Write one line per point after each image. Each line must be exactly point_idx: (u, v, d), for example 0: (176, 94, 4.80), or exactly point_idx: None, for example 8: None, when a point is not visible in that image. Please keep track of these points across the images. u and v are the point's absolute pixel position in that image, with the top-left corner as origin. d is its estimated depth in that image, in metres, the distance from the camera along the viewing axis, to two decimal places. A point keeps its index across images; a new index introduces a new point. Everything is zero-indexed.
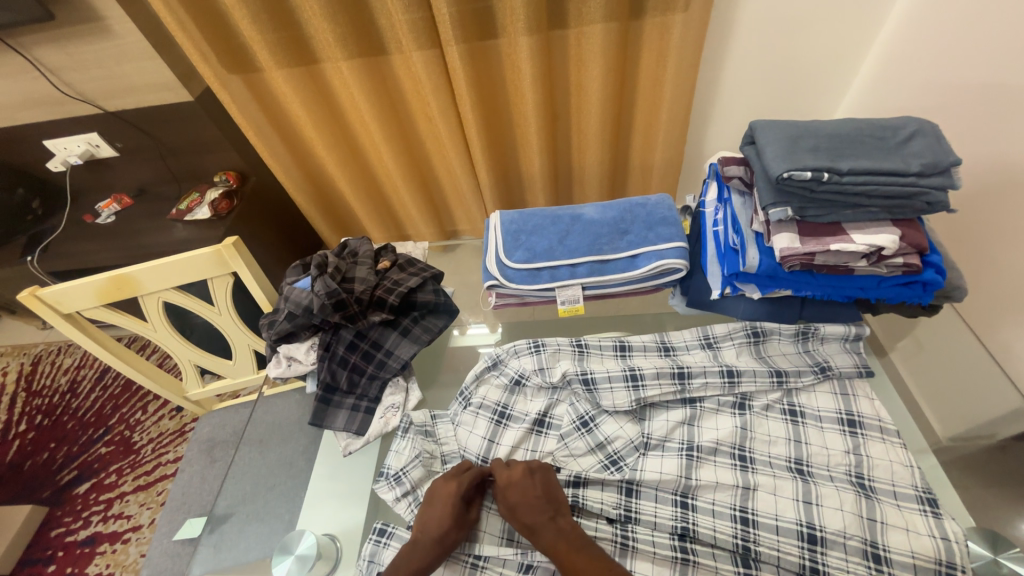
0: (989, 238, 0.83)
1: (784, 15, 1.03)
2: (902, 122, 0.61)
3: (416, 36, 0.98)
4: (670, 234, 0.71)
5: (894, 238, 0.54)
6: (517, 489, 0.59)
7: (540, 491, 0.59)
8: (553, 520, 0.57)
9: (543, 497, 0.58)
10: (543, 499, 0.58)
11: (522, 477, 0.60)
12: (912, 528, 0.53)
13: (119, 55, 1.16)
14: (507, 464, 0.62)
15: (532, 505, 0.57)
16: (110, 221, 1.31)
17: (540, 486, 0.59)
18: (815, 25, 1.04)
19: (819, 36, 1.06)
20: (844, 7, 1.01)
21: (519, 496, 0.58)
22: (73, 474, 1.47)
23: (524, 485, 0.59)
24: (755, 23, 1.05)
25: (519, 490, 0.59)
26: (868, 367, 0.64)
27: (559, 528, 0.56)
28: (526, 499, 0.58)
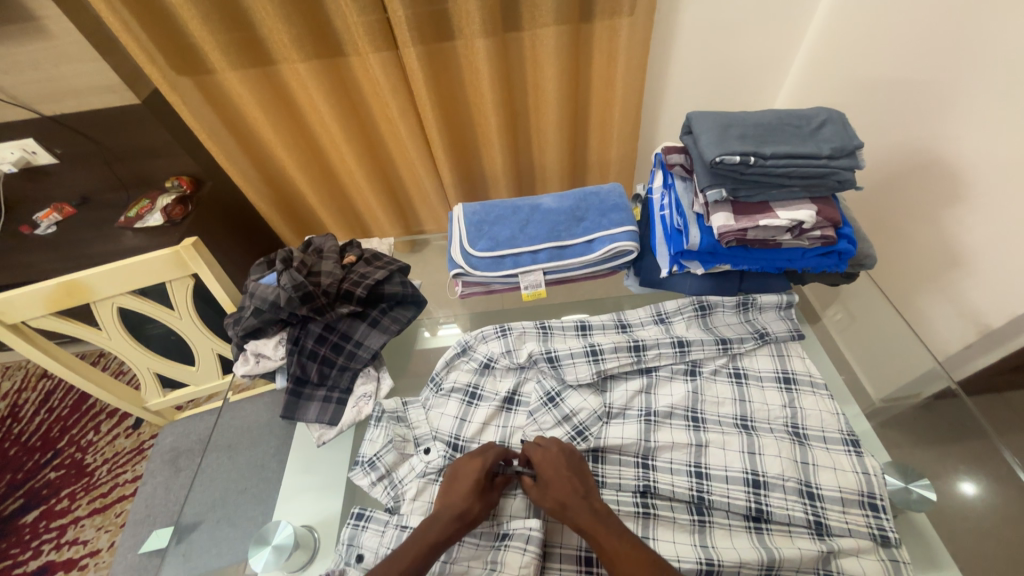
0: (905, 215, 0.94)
1: (719, 19, 1.12)
2: (815, 112, 0.69)
3: (372, 37, 1.00)
4: (621, 219, 0.77)
5: (811, 212, 0.62)
6: (548, 466, 0.60)
7: (571, 470, 0.60)
8: (586, 499, 0.57)
9: (574, 476, 0.59)
10: (573, 477, 0.59)
11: (552, 455, 0.61)
12: (839, 466, 0.60)
13: (56, 57, 1.14)
14: (537, 442, 0.63)
15: (565, 485, 0.58)
16: (50, 232, 1.23)
17: (570, 464, 0.60)
18: (747, 29, 1.14)
19: (751, 40, 1.16)
20: (773, 12, 1.11)
21: (552, 472, 0.60)
22: (18, 503, 1.38)
23: (556, 462, 0.60)
24: (695, 26, 1.13)
25: (552, 467, 0.60)
26: (800, 331, 0.71)
27: (591, 507, 0.57)
28: (559, 479, 0.59)
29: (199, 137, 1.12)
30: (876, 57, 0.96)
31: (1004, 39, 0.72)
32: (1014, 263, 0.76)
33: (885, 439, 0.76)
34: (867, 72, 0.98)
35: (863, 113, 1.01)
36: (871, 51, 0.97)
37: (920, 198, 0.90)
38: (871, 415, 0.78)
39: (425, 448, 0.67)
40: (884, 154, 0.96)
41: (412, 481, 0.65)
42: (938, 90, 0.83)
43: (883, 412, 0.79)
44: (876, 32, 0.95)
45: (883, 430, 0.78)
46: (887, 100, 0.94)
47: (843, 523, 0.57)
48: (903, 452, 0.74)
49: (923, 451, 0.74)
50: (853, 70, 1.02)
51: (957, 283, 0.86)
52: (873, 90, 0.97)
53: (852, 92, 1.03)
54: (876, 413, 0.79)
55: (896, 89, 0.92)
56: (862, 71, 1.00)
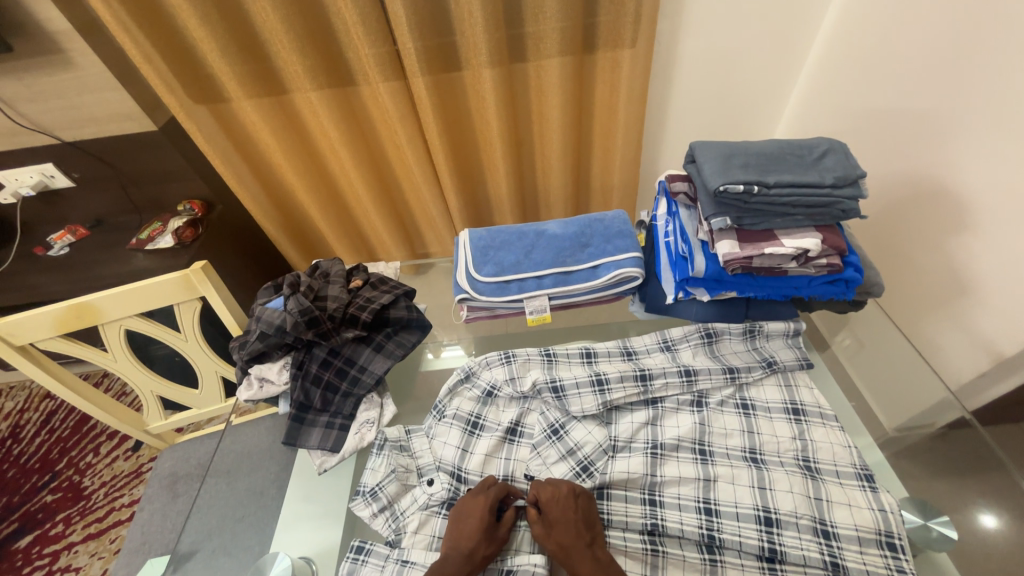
0: (912, 241, 0.93)
1: (719, 52, 1.15)
2: (817, 141, 0.70)
3: (382, 68, 1.03)
4: (626, 246, 0.77)
5: (816, 241, 0.62)
6: (555, 507, 0.59)
7: (578, 513, 0.58)
8: (589, 547, 0.56)
9: (580, 520, 0.58)
10: (579, 522, 0.57)
11: (561, 496, 0.59)
12: (854, 503, 0.58)
13: (79, 86, 1.18)
14: (545, 481, 0.63)
15: (569, 529, 0.57)
16: (62, 253, 1.26)
17: (578, 506, 0.59)
18: (747, 61, 1.17)
19: (751, 70, 1.19)
20: (772, 44, 1.14)
21: (558, 513, 0.58)
22: (13, 527, 1.36)
23: (564, 502, 0.59)
24: (696, 57, 1.16)
25: (559, 509, 0.58)
26: (808, 360, 0.70)
27: (594, 556, 0.55)
28: (564, 522, 0.57)
29: (213, 162, 1.15)
30: (877, 86, 0.97)
31: (1005, 70, 0.74)
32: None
33: (899, 471, 0.74)
34: (869, 100, 1.00)
35: (865, 140, 1.02)
36: (872, 81, 0.98)
37: (927, 224, 0.90)
38: (885, 445, 0.77)
39: (428, 479, 0.66)
40: (889, 181, 0.96)
41: (414, 514, 0.64)
42: (941, 118, 0.84)
43: (897, 443, 0.77)
44: (875, 63, 0.97)
45: (897, 461, 0.76)
46: (890, 128, 0.95)
47: (861, 564, 0.55)
48: (920, 486, 0.72)
49: (940, 484, 0.72)
50: (854, 99, 1.04)
51: (966, 310, 0.85)
52: (874, 119, 0.99)
53: (854, 119, 1.05)
54: (889, 443, 0.77)
55: (898, 118, 0.93)
56: (863, 100, 1.01)
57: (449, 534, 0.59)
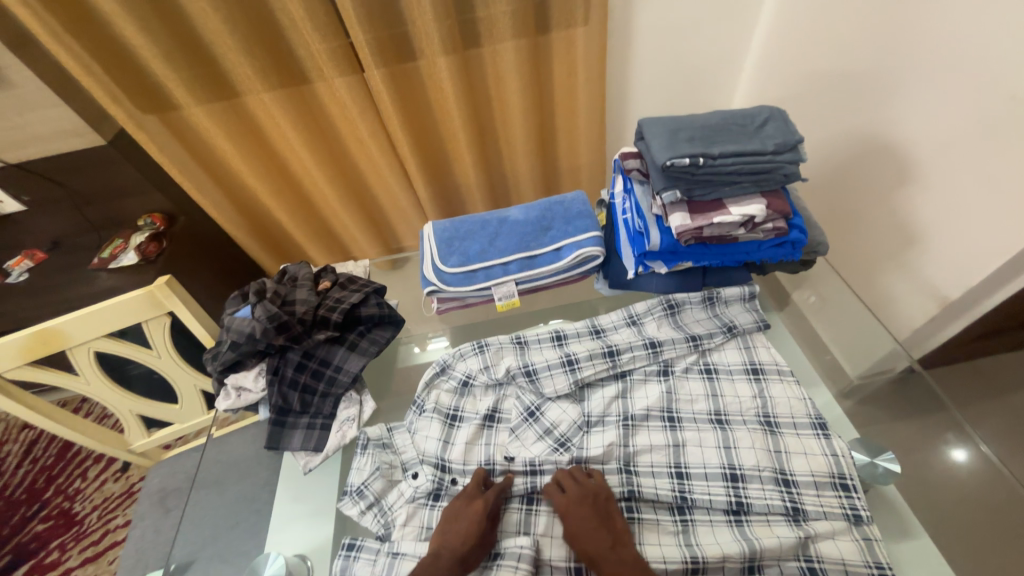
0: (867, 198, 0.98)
1: (673, 23, 1.16)
2: (758, 110, 0.72)
3: (335, 64, 1.02)
4: (587, 225, 0.79)
5: (760, 207, 0.65)
6: (573, 514, 0.58)
7: (596, 518, 0.57)
8: (613, 550, 0.55)
9: (600, 524, 0.57)
10: (598, 526, 0.57)
11: (577, 505, 0.58)
12: (809, 451, 0.61)
13: (17, 105, 1.15)
14: (560, 485, 0.62)
15: (592, 535, 0.56)
16: (22, 279, 1.22)
17: (597, 511, 0.58)
18: (700, 31, 1.18)
19: (705, 40, 1.21)
20: (725, 12, 1.15)
21: (577, 521, 0.57)
22: (6, 559, 1.35)
23: (580, 509, 0.58)
24: (651, 30, 1.17)
25: (576, 517, 0.58)
26: (765, 321, 0.73)
27: (620, 559, 0.54)
28: (586, 529, 0.57)
29: (170, 172, 1.13)
30: (825, 50, 1.00)
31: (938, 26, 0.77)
32: (964, 235, 0.82)
33: (860, 416, 0.79)
34: (819, 64, 1.02)
35: (818, 104, 1.05)
36: (821, 45, 1.01)
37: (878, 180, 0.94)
38: (848, 393, 0.82)
39: (413, 473, 0.66)
40: (842, 141, 1.00)
41: (401, 507, 0.65)
42: (888, 74, 0.87)
43: (858, 391, 0.83)
44: (821, 26, 1.00)
45: (861, 407, 0.81)
46: (841, 90, 0.98)
47: (819, 506, 0.57)
48: (880, 428, 0.76)
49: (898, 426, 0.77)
50: (805, 63, 1.07)
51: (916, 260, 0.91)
52: (825, 81, 1.02)
53: (805, 83, 1.08)
54: (851, 392, 0.82)
55: (848, 79, 0.96)
56: (813, 64, 1.04)
57: (440, 534, 0.60)
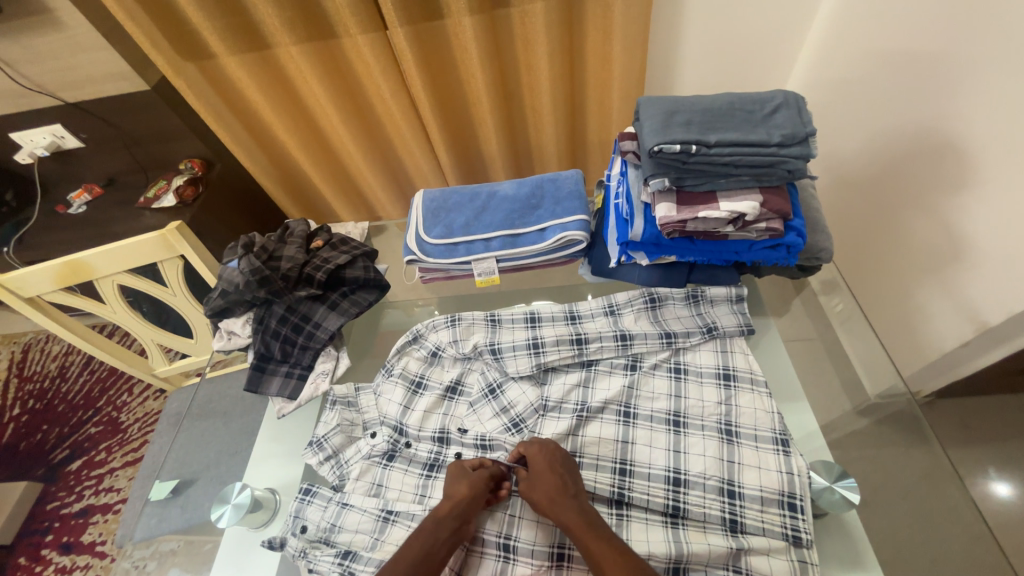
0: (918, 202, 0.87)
1: None
2: (771, 95, 0.65)
3: (359, 20, 1.01)
4: (575, 208, 0.77)
5: (753, 204, 0.59)
6: (541, 460, 0.60)
7: (564, 468, 0.59)
8: (575, 498, 0.57)
9: (566, 475, 0.59)
10: (565, 475, 0.59)
11: (547, 452, 0.61)
12: (764, 466, 0.59)
13: (71, 47, 1.22)
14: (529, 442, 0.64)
15: (554, 483, 0.58)
16: (81, 211, 1.35)
17: (564, 463, 0.60)
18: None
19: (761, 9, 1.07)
20: None
21: (543, 466, 0.59)
22: (65, 452, 1.56)
23: (548, 457, 0.60)
24: None
25: (544, 461, 0.60)
26: (749, 326, 0.69)
27: (579, 507, 0.57)
28: (548, 476, 0.58)
29: (206, 119, 1.17)
30: (901, 27, 0.86)
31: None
32: (1023, 259, 0.73)
33: (860, 438, 0.73)
34: (892, 43, 0.88)
35: (882, 91, 0.92)
36: (897, 20, 0.87)
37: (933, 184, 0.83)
38: (864, 411, 0.74)
39: (371, 432, 0.70)
40: (900, 136, 0.88)
41: (356, 462, 0.69)
42: (975, 56, 0.74)
43: (878, 410, 0.74)
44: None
45: (873, 428, 0.74)
46: (912, 76, 0.85)
47: (759, 522, 0.56)
48: (885, 455, 0.70)
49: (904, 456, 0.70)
50: (873, 41, 0.93)
51: (962, 278, 0.83)
52: (893, 63, 0.88)
53: (868, 64, 0.95)
54: (869, 411, 0.74)
55: (923, 63, 0.83)
56: (883, 43, 0.90)
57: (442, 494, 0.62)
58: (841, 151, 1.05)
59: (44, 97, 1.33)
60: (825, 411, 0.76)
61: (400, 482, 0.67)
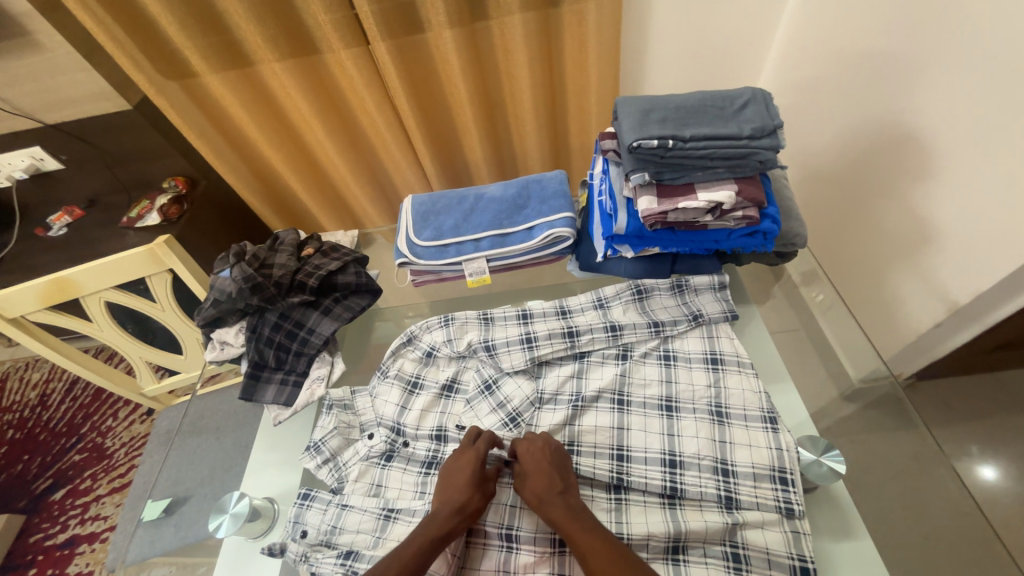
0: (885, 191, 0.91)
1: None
2: (740, 91, 0.69)
3: (340, 35, 1.03)
4: (561, 206, 0.79)
5: (729, 194, 0.63)
6: (530, 458, 0.61)
7: (553, 465, 0.60)
8: (562, 495, 0.58)
9: (554, 471, 0.60)
10: (552, 472, 0.59)
11: (536, 449, 0.62)
12: (754, 443, 0.61)
13: (51, 68, 1.22)
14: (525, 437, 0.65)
15: (543, 480, 0.59)
16: (60, 234, 1.29)
17: (552, 458, 0.61)
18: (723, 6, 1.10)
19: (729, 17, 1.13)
20: None
21: (532, 465, 0.61)
22: (48, 482, 1.52)
23: (537, 454, 0.61)
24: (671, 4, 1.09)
25: (534, 461, 0.61)
26: (733, 312, 0.71)
27: (566, 503, 0.57)
28: (538, 474, 0.59)
29: (189, 137, 1.18)
30: (859, 28, 0.92)
31: (986, 8, 0.70)
32: (984, 239, 0.77)
33: (846, 419, 0.76)
34: (852, 44, 0.94)
35: (846, 88, 0.97)
36: (855, 22, 0.92)
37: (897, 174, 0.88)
38: (851, 397, 0.76)
39: (369, 434, 0.71)
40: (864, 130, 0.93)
41: (355, 464, 0.69)
42: (927, 52, 0.79)
43: (864, 394, 0.75)
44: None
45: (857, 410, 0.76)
46: (871, 74, 0.91)
47: (753, 497, 0.58)
48: (874, 436, 0.72)
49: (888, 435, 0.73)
50: (834, 43, 0.98)
51: (931, 260, 0.87)
52: (855, 63, 0.94)
53: (832, 64, 1.00)
54: (854, 395, 0.76)
55: (881, 61, 0.88)
56: (843, 44, 0.96)
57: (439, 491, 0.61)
58: (813, 147, 1.10)
59: (23, 120, 1.32)
60: (811, 394, 0.79)
61: (399, 481, 0.67)
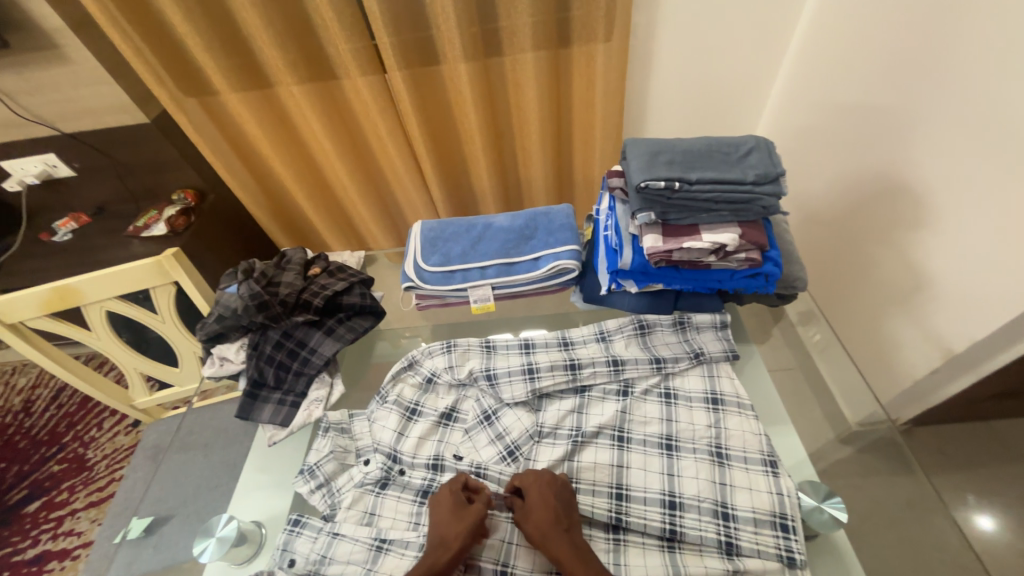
0: (883, 238, 0.94)
1: (700, 46, 1.13)
2: (745, 139, 0.72)
3: (360, 63, 1.07)
4: (567, 239, 0.81)
5: (733, 236, 0.65)
6: (536, 491, 0.60)
7: (558, 500, 0.59)
8: (567, 532, 0.57)
9: (560, 507, 0.59)
10: (559, 508, 0.59)
11: (542, 481, 0.61)
12: (754, 487, 0.61)
13: (75, 80, 1.19)
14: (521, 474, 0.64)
15: (547, 513, 0.58)
16: (66, 239, 1.35)
17: (558, 494, 0.60)
18: (729, 53, 1.15)
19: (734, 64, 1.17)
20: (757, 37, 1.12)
21: (538, 499, 0.59)
22: (23, 493, 1.46)
23: (544, 488, 0.60)
24: (676, 51, 1.15)
25: (539, 493, 0.60)
26: (733, 351, 0.72)
27: (571, 540, 0.56)
28: (542, 506, 0.58)
29: (203, 152, 1.20)
30: (857, 81, 0.96)
31: (977, 72, 0.74)
32: (978, 290, 0.79)
33: (843, 464, 0.75)
34: (849, 96, 0.98)
35: (843, 138, 1.01)
36: (852, 76, 0.97)
37: (894, 221, 0.91)
38: (845, 439, 0.77)
39: (365, 459, 0.70)
40: (864, 178, 0.96)
41: (349, 490, 0.68)
42: (921, 108, 0.83)
43: (858, 437, 0.77)
44: (854, 56, 0.96)
45: (854, 455, 0.76)
46: (867, 126, 0.94)
47: (754, 544, 0.58)
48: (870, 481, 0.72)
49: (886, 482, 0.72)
50: (832, 94, 1.03)
51: (927, 308, 0.88)
52: (852, 115, 0.98)
53: (830, 114, 1.04)
54: (849, 438, 0.77)
55: (876, 115, 0.92)
56: (841, 96, 1.00)
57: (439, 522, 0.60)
58: (811, 190, 1.13)
59: None
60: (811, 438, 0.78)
61: (392, 510, 0.66)
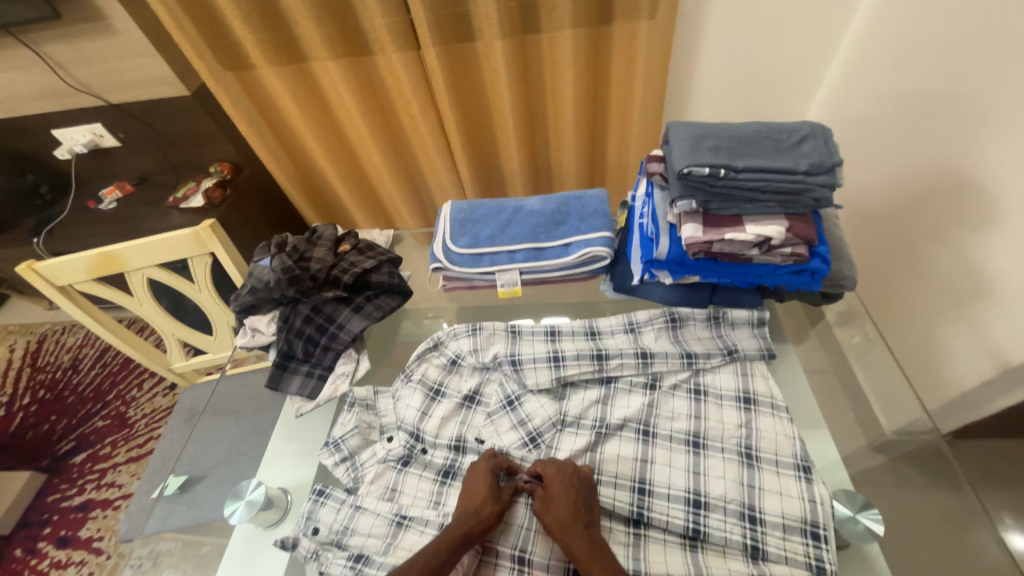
0: (941, 237, 0.87)
1: (751, 25, 1.07)
2: (798, 125, 0.67)
3: (395, 39, 1.05)
4: (600, 225, 0.78)
5: (779, 229, 0.61)
6: (558, 483, 0.59)
7: (579, 494, 0.59)
8: (586, 529, 0.56)
9: (580, 501, 0.58)
10: (580, 502, 0.58)
11: (566, 474, 0.60)
12: (785, 492, 0.59)
13: (122, 51, 1.21)
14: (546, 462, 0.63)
15: (568, 508, 0.57)
16: (111, 207, 1.40)
17: (579, 487, 0.59)
18: (782, 34, 1.08)
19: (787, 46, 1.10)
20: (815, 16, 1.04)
21: (560, 490, 0.59)
22: (70, 444, 1.57)
23: (567, 480, 0.59)
24: (725, 30, 1.08)
25: (561, 485, 0.59)
26: (769, 350, 0.70)
27: (590, 537, 0.56)
28: (563, 500, 0.58)
29: (239, 126, 1.21)
30: (925, 66, 0.88)
31: None
32: None
33: (877, 473, 0.72)
34: (914, 82, 0.90)
35: (904, 128, 0.94)
36: (920, 60, 0.89)
37: (955, 221, 0.84)
38: (881, 448, 0.73)
39: (388, 436, 0.71)
40: (924, 172, 0.89)
41: (372, 466, 0.69)
42: (998, 97, 0.76)
43: (896, 447, 0.73)
44: (924, 37, 0.88)
45: (890, 465, 0.73)
46: (933, 116, 0.87)
47: (781, 549, 0.56)
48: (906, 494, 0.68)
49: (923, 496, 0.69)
50: (895, 80, 0.95)
51: (984, 315, 0.82)
52: (917, 103, 0.90)
53: (891, 102, 0.96)
54: (887, 447, 0.73)
55: (945, 103, 0.85)
56: (905, 82, 0.93)
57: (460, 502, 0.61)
58: (862, 184, 1.06)
59: None
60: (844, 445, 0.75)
61: (414, 488, 0.67)
